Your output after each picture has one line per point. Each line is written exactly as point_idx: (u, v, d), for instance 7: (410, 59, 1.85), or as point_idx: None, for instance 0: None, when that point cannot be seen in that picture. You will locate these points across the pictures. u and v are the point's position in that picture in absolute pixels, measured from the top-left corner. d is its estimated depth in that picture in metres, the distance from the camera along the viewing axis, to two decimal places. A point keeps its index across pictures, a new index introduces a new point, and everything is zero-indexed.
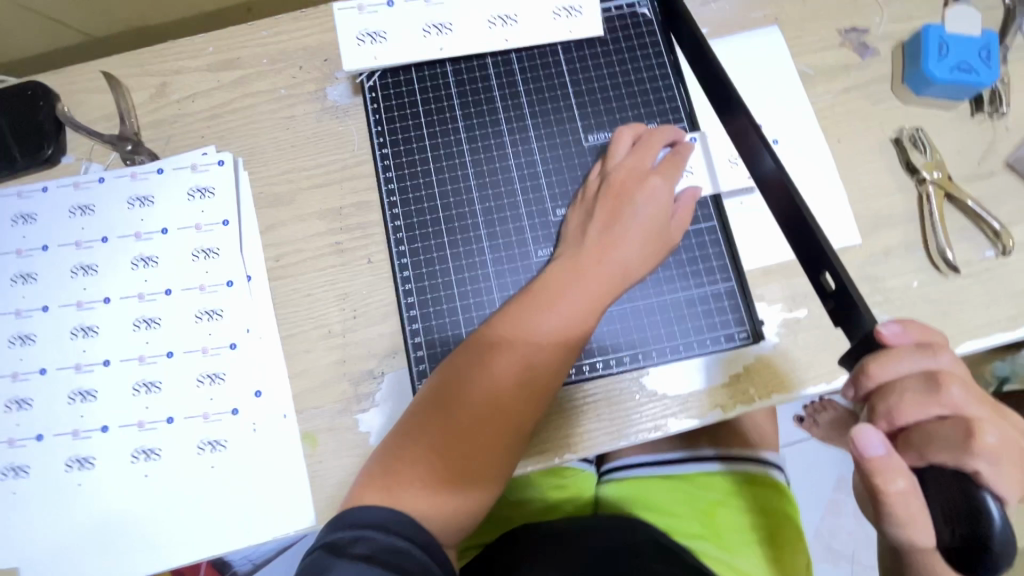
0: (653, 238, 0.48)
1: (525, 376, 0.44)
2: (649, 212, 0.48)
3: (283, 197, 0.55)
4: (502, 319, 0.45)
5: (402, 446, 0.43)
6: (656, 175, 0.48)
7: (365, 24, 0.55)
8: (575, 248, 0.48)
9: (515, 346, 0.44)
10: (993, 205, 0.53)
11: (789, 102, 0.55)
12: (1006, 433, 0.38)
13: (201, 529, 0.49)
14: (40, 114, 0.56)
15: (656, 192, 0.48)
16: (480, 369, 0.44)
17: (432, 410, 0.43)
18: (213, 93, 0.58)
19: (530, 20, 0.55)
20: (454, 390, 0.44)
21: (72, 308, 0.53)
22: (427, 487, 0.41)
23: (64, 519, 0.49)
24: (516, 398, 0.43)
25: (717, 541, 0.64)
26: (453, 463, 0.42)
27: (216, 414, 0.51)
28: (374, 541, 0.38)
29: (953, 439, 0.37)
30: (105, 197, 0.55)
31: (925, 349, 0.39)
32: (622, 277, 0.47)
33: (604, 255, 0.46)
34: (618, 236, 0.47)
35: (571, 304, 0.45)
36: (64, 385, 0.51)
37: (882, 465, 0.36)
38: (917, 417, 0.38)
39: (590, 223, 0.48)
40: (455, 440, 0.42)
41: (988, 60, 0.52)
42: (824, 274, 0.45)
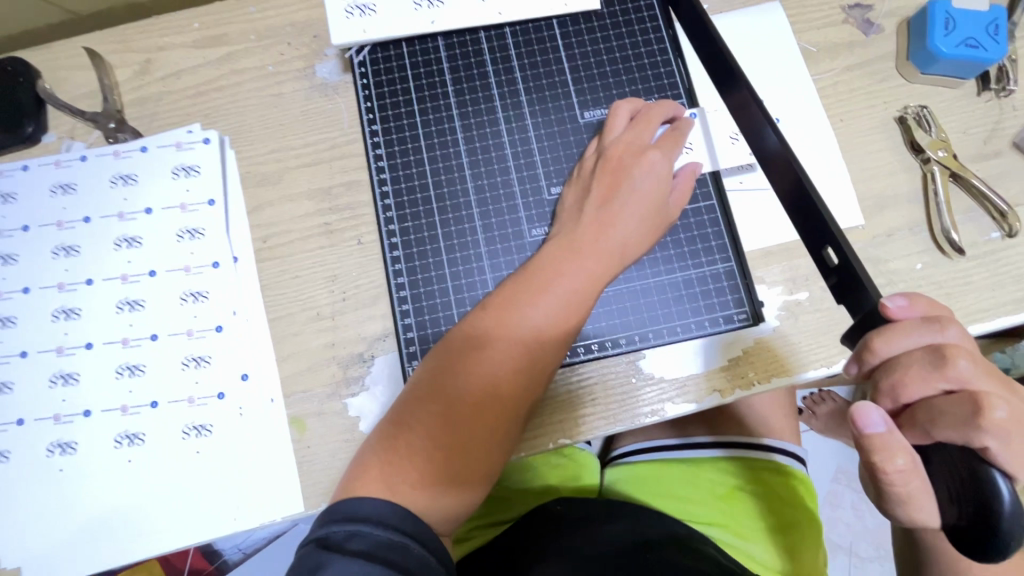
0: (652, 217, 0.46)
1: (520, 358, 0.42)
2: (648, 189, 0.46)
3: (271, 176, 0.53)
4: (495, 301, 0.44)
5: (394, 434, 0.41)
6: (654, 150, 0.47)
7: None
8: (571, 228, 0.46)
9: (509, 328, 0.43)
10: (999, 185, 0.51)
11: (791, 81, 0.54)
12: (1017, 407, 0.36)
13: (186, 515, 0.47)
14: (20, 91, 0.54)
15: (654, 168, 0.47)
16: (474, 351, 0.42)
17: (424, 395, 0.42)
18: (199, 70, 0.56)
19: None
20: (447, 374, 0.42)
21: (53, 290, 0.51)
22: (423, 476, 0.40)
23: (45, 505, 0.48)
24: (512, 381, 0.42)
25: (729, 527, 0.62)
26: (449, 450, 0.41)
27: (202, 398, 0.49)
28: (370, 537, 0.36)
29: (960, 415, 0.35)
30: (87, 176, 0.53)
31: (932, 323, 0.38)
32: (619, 255, 0.45)
33: (601, 234, 0.45)
34: (616, 214, 0.46)
35: (567, 284, 0.43)
36: (46, 369, 0.50)
37: (885, 443, 0.35)
38: (922, 393, 0.37)
39: (587, 202, 0.47)
40: (449, 426, 0.41)
41: (996, 36, 0.51)
42: (826, 249, 0.44)
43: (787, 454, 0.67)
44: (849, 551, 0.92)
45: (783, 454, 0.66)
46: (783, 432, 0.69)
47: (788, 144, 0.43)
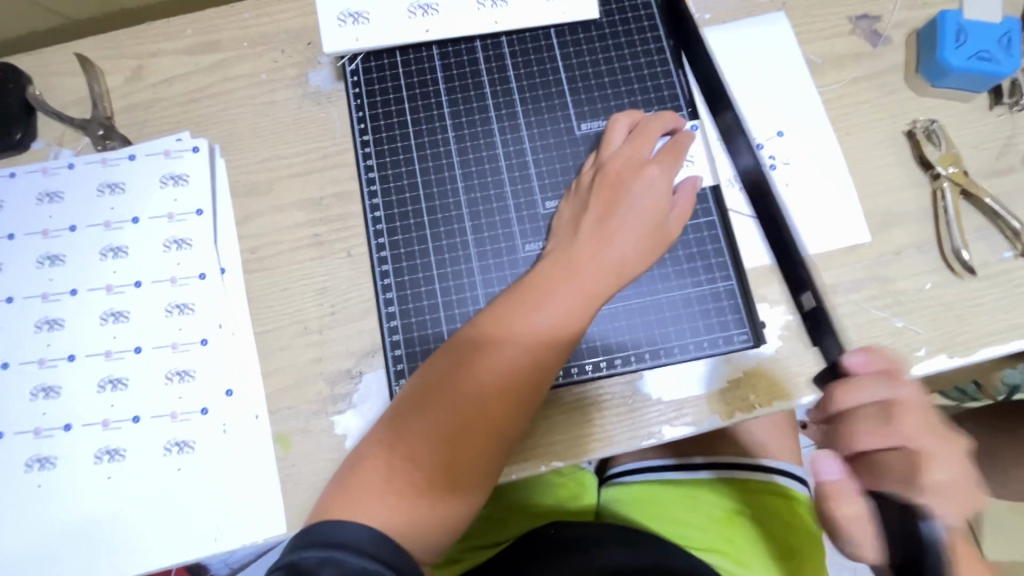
0: (651, 232, 0.45)
1: (510, 379, 0.41)
2: (647, 204, 0.45)
3: (261, 186, 0.52)
4: (486, 317, 0.43)
5: (378, 454, 0.40)
6: (654, 165, 0.46)
7: (346, 4, 0.52)
8: (567, 243, 0.45)
9: (502, 346, 0.41)
10: (1011, 202, 0.50)
11: (795, 94, 0.52)
12: (955, 465, 0.39)
13: (164, 536, 0.46)
14: (10, 97, 0.54)
15: (653, 183, 0.45)
16: (463, 370, 0.41)
17: (411, 413, 0.40)
18: (190, 77, 0.55)
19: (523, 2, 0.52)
20: (436, 392, 0.41)
21: (37, 300, 0.50)
22: (405, 500, 0.38)
23: (18, 523, 0.46)
24: (502, 401, 0.40)
25: (727, 553, 0.60)
26: (434, 473, 0.39)
27: (185, 413, 0.48)
28: (343, 564, 0.34)
29: (903, 473, 0.38)
30: (74, 184, 0.52)
31: (886, 380, 0.40)
32: (616, 271, 0.44)
33: (597, 250, 0.44)
34: (614, 229, 0.44)
35: (561, 302, 0.42)
36: (28, 381, 0.49)
37: (838, 490, 0.40)
38: (873, 445, 0.39)
39: (584, 216, 0.46)
40: (437, 448, 0.39)
41: (1009, 49, 0.49)
42: (803, 295, 0.47)
43: (791, 476, 0.64)
44: (854, 573, 0.89)
45: (787, 477, 0.64)
46: (788, 455, 0.66)
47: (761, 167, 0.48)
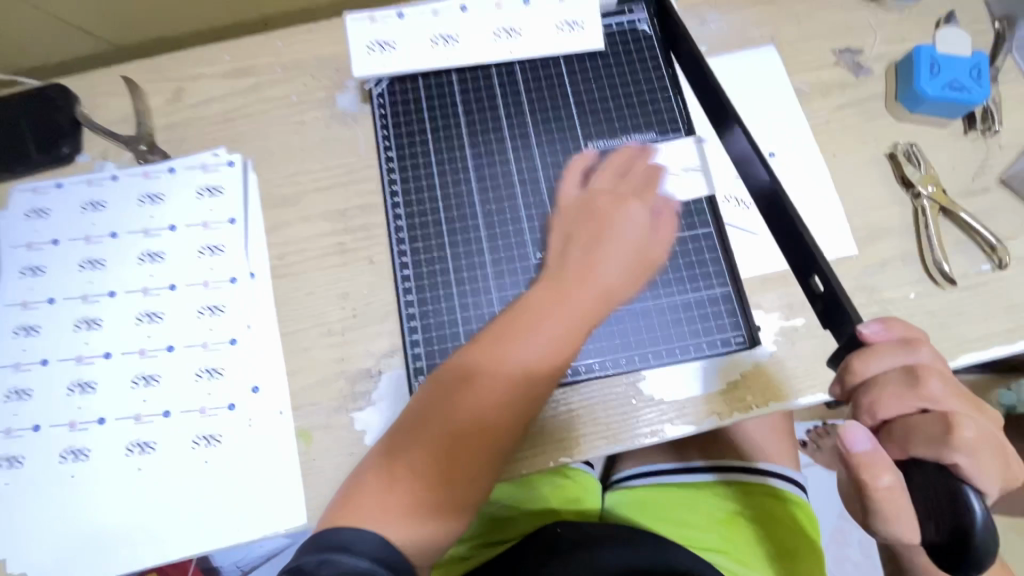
0: (635, 263, 0.50)
1: (511, 394, 0.44)
2: (630, 235, 0.50)
3: (290, 198, 0.56)
4: (484, 339, 0.46)
5: (382, 469, 0.42)
6: (635, 200, 0.51)
7: (375, 34, 0.57)
8: (558, 267, 0.49)
9: (500, 365, 0.44)
10: (988, 219, 0.53)
11: (785, 118, 0.57)
12: (984, 425, 0.38)
13: (188, 526, 0.48)
14: (60, 115, 0.58)
15: (636, 217, 0.51)
16: (468, 387, 0.44)
17: (412, 429, 0.43)
18: (227, 98, 0.60)
19: (534, 35, 0.57)
20: (437, 409, 0.44)
21: (77, 301, 0.54)
22: (406, 509, 0.41)
23: (52, 511, 0.49)
24: (499, 416, 0.44)
25: (726, 552, 0.62)
26: (435, 483, 0.42)
27: (213, 408, 0.51)
28: (340, 564, 0.37)
29: (933, 433, 0.37)
30: (117, 194, 0.56)
31: (906, 345, 0.39)
32: (604, 296, 0.48)
33: (587, 276, 0.48)
34: (603, 260, 0.49)
35: (555, 325, 0.46)
36: (65, 376, 0.52)
37: (870, 461, 0.36)
38: (899, 410, 0.38)
39: (573, 246, 0.50)
40: (435, 461, 0.42)
41: (978, 80, 0.54)
42: (813, 277, 0.46)
43: (786, 479, 0.67)
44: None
45: (779, 478, 0.66)
46: (785, 459, 0.69)
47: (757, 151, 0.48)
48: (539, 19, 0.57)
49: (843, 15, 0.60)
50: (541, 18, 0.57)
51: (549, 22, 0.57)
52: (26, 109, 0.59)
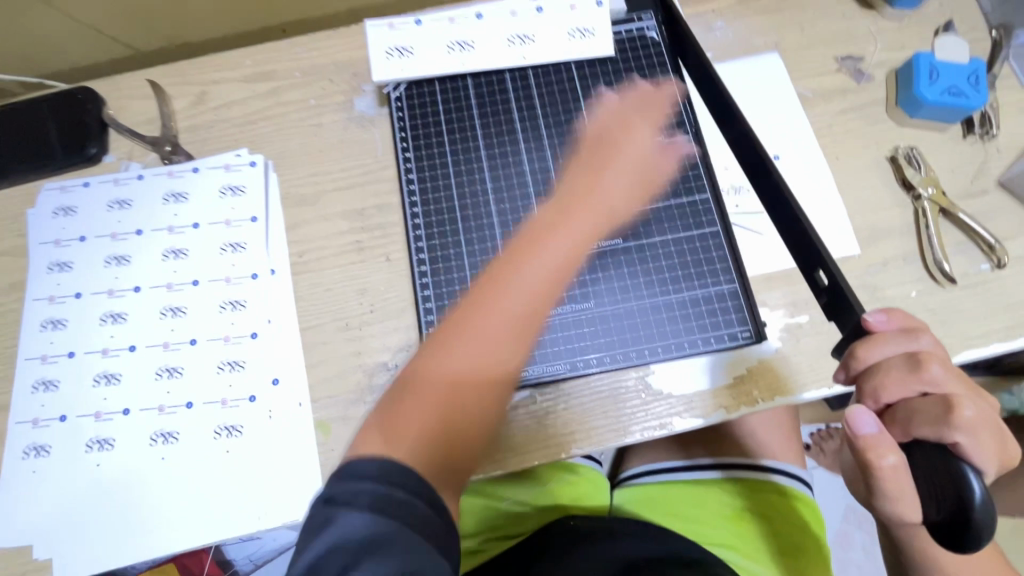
0: (640, 171, 0.53)
1: (526, 304, 0.44)
2: (636, 151, 0.53)
3: (309, 197, 0.58)
4: (495, 265, 0.46)
5: (397, 398, 0.40)
6: (643, 121, 0.55)
7: (394, 39, 0.59)
8: (570, 181, 0.52)
9: (512, 281, 0.44)
10: (987, 220, 0.55)
11: (789, 122, 0.59)
12: (983, 409, 0.39)
13: (210, 513, 0.50)
14: (88, 116, 0.60)
15: (638, 135, 0.54)
16: (487, 297, 0.44)
17: (428, 355, 0.42)
18: (248, 101, 0.62)
19: (547, 41, 0.59)
20: (453, 332, 0.42)
21: (103, 296, 0.55)
22: (422, 433, 0.38)
23: (78, 498, 0.50)
24: (513, 330, 0.43)
25: (733, 547, 0.64)
26: (451, 405, 0.40)
27: (235, 400, 0.52)
28: (376, 493, 0.33)
29: (934, 415, 0.38)
30: (142, 193, 0.58)
31: (908, 333, 0.40)
32: (610, 212, 0.50)
33: (597, 187, 0.51)
34: (604, 179, 0.51)
35: (569, 234, 0.47)
36: (91, 368, 0.53)
37: (876, 443, 0.38)
38: (901, 394, 0.39)
39: (584, 165, 0.53)
40: (452, 378, 0.41)
41: (976, 86, 0.56)
42: (817, 271, 0.48)
43: (789, 476, 0.68)
44: None
45: (782, 474, 0.68)
46: (788, 455, 0.70)
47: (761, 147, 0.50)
48: (551, 26, 0.60)
49: (844, 23, 0.62)
50: (554, 25, 0.60)
51: (562, 29, 0.60)
52: (53, 111, 0.60)
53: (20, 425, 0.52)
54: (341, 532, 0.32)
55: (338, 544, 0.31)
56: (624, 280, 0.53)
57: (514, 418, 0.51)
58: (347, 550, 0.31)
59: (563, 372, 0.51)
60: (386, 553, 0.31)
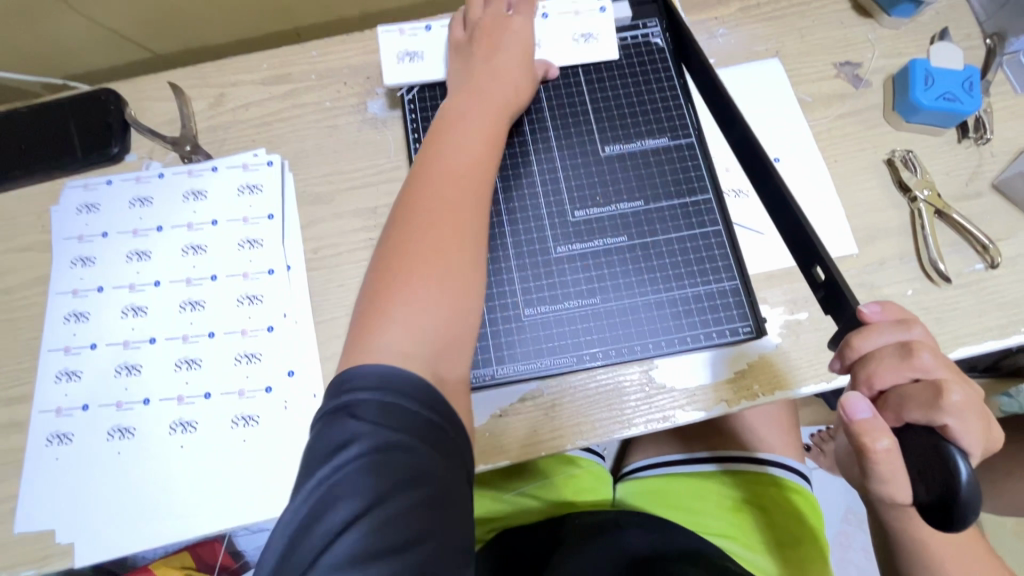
0: (526, 56, 0.57)
1: (460, 188, 0.47)
2: (516, 41, 0.57)
3: (324, 196, 0.60)
4: (421, 174, 0.47)
5: (369, 311, 0.42)
6: (515, 16, 0.58)
7: (405, 45, 0.61)
8: (467, 83, 0.54)
9: (444, 178, 0.47)
10: (981, 222, 0.57)
11: (789, 125, 0.61)
12: (972, 394, 0.40)
13: (227, 499, 0.51)
14: (111, 117, 0.62)
15: (517, 29, 0.57)
16: (417, 195, 0.46)
17: (383, 266, 0.43)
18: (265, 103, 0.64)
19: (552, 45, 0.61)
20: (401, 239, 0.44)
21: (124, 290, 0.57)
22: (409, 333, 0.41)
23: (99, 485, 0.52)
24: (457, 213, 0.45)
25: (730, 538, 0.66)
26: (432, 289, 0.42)
27: (252, 391, 0.54)
28: (384, 402, 0.36)
29: (924, 400, 0.40)
30: (162, 191, 0.60)
31: (901, 324, 0.42)
32: (513, 98, 0.55)
33: (490, 81, 0.54)
34: (501, 73, 0.55)
35: (475, 124, 0.51)
36: (113, 359, 0.55)
37: (869, 427, 0.39)
38: (893, 381, 0.41)
39: (473, 66, 0.55)
40: (410, 272, 0.43)
41: (970, 91, 0.58)
42: (814, 267, 0.49)
43: (786, 469, 0.69)
44: None
45: (778, 467, 0.69)
46: (783, 448, 0.71)
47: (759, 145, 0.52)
48: (557, 30, 0.61)
49: (842, 31, 0.64)
50: (559, 29, 0.61)
51: (566, 34, 0.61)
52: (76, 111, 0.62)
53: (43, 414, 0.54)
54: (366, 450, 0.35)
55: (354, 466, 0.35)
56: (629, 277, 0.55)
57: (521, 409, 0.52)
58: (373, 468, 0.35)
59: (569, 365, 0.53)
60: (411, 473, 0.35)
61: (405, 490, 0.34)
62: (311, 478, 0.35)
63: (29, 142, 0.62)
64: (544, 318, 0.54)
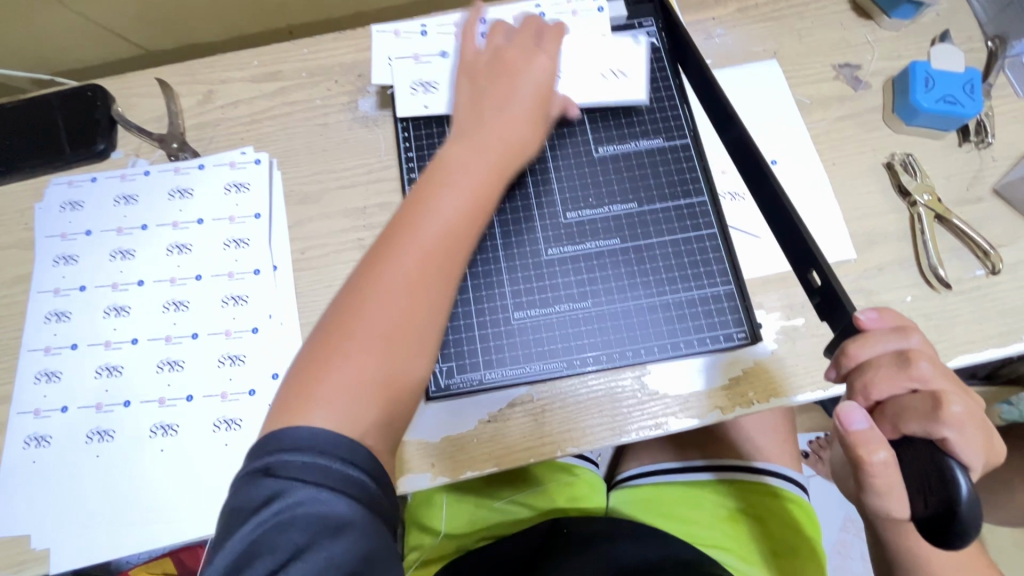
0: (539, 106, 0.52)
1: (425, 263, 0.43)
2: (534, 85, 0.52)
3: (312, 195, 0.59)
4: (397, 232, 0.44)
5: (312, 363, 0.40)
6: (542, 55, 0.53)
7: (419, 74, 0.60)
8: (468, 127, 0.50)
9: (416, 250, 0.43)
10: (982, 227, 0.56)
11: (786, 128, 0.59)
12: (971, 405, 0.39)
13: (208, 505, 0.50)
14: (97, 114, 0.61)
15: (536, 74, 0.53)
16: (385, 261, 0.43)
17: (336, 328, 0.41)
18: (254, 101, 0.63)
19: (577, 83, 0.58)
20: (356, 302, 0.42)
21: (107, 289, 0.56)
22: (346, 405, 0.39)
23: (76, 489, 0.51)
24: (415, 291, 0.42)
25: (724, 548, 0.65)
26: (374, 364, 0.40)
27: (235, 393, 0.53)
28: (310, 462, 0.36)
29: (923, 411, 0.38)
30: (148, 188, 0.59)
31: (898, 332, 0.41)
32: (516, 150, 0.50)
33: (495, 132, 0.50)
34: (507, 122, 0.50)
35: (466, 185, 0.46)
36: (94, 360, 0.54)
37: (865, 439, 0.38)
38: (891, 390, 0.40)
39: (481, 104, 0.51)
40: (362, 345, 0.41)
41: (971, 94, 0.57)
42: (811, 272, 0.48)
43: (783, 478, 0.68)
44: None
45: (776, 477, 0.68)
46: (778, 456, 0.70)
47: (754, 146, 0.50)
48: (584, 63, 0.59)
49: (842, 32, 0.63)
50: (586, 63, 0.59)
51: (594, 70, 0.59)
52: (63, 107, 0.61)
53: (21, 416, 0.53)
54: (288, 507, 0.35)
55: (282, 520, 0.34)
56: (623, 283, 0.54)
57: (511, 415, 0.51)
58: (297, 523, 0.34)
59: (559, 370, 0.52)
60: (335, 526, 0.34)
61: (330, 543, 0.34)
62: (235, 534, 0.35)
63: (13, 137, 0.60)
64: (533, 322, 0.53)
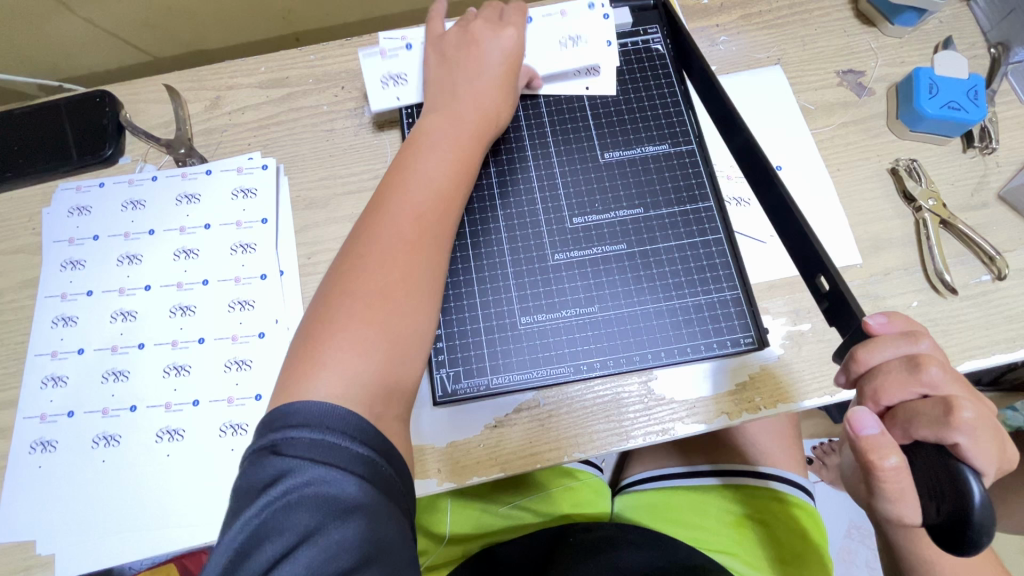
0: (510, 71, 0.55)
1: (417, 223, 0.45)
2: (503, 52, 0.55)
3: (318, 201, 0.59)
4: (386, 199, 0.46)
5: (308, 342, 0.41)
6: (510, 26, 0.56)
7: (388, 69, 0.59)
8: (447, 100, 0.53)
9: (405, 211, 0.45)
10: (986, 232, 0.56)
11: (791, 134, 0.60)
12: (983, 412, 0.39)
13: (213, 510, 0.50)
14: (105, 119, 0.62)
15: (503, 42, 0.55)
16: (376, 226, 0.45)
17: (332, 300, 0.42)
18: (261, 107, 0.63)
19: (537, 52, 0.59)
20: (352, 271, 0.43)
21: (114, 294, 0.56)
22: (353, 383, 0.39)
23: (81, 494, 0.51)
24: (409, 252, 0.44)
25: (729, 553, 0.64)
26: (371, 331, 0.41)
27: (241, 398, 0.53)
28: (317, 438, 0.36)
29: (934, 417, 0.38)
30: (155, 194, 0.59)
31: (908, 337, 0.41)
32: (493, 117, 0.53)
33: (473, 102, 0.53)
34: (482, 92, 0.53)
35: (448, 150, 0.50)
36: (100, 365, 0.54)
37: (876, 444, 0.38)
38: (901, 396, 0.40)
39: (457, 76, 0.54)
40: (361, 311, 0.42)
41: (976, 100, 0.57)
42: (819, 278, 0.48)
43: (788, 483, 0.68)
44: None
45: (781, 482, 0.68)
46: (783, 462, 0.70)
47: (755, 147, 0.51)
48: (542, 34, 0.59)
49: (846, 39, 0.63)
50: (544, 33, 0.59)
51: (552, 39, 0.59)
52: (71, 113, 0.62)
53: (27, 420, 0.53)
54: (297, 485, 0.34)
55: (292, 499, 0.34)
56: (628, 286, 0.54)
57: (517, 420, 0.51)
58: (307, 502, 0.34)
59: (566, 375, 0.51)
60: (345, 508, 0.34)
61: (338, 525, 0.34)
62: (241, 515, 0.35)
63: (22, 143, 0.61)
64: (540, 326, 0.53)
